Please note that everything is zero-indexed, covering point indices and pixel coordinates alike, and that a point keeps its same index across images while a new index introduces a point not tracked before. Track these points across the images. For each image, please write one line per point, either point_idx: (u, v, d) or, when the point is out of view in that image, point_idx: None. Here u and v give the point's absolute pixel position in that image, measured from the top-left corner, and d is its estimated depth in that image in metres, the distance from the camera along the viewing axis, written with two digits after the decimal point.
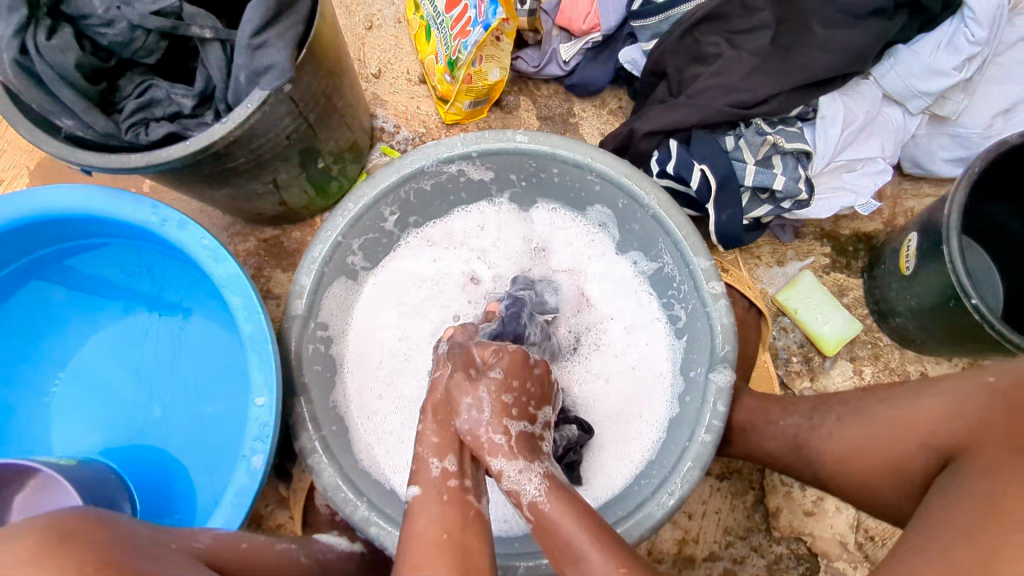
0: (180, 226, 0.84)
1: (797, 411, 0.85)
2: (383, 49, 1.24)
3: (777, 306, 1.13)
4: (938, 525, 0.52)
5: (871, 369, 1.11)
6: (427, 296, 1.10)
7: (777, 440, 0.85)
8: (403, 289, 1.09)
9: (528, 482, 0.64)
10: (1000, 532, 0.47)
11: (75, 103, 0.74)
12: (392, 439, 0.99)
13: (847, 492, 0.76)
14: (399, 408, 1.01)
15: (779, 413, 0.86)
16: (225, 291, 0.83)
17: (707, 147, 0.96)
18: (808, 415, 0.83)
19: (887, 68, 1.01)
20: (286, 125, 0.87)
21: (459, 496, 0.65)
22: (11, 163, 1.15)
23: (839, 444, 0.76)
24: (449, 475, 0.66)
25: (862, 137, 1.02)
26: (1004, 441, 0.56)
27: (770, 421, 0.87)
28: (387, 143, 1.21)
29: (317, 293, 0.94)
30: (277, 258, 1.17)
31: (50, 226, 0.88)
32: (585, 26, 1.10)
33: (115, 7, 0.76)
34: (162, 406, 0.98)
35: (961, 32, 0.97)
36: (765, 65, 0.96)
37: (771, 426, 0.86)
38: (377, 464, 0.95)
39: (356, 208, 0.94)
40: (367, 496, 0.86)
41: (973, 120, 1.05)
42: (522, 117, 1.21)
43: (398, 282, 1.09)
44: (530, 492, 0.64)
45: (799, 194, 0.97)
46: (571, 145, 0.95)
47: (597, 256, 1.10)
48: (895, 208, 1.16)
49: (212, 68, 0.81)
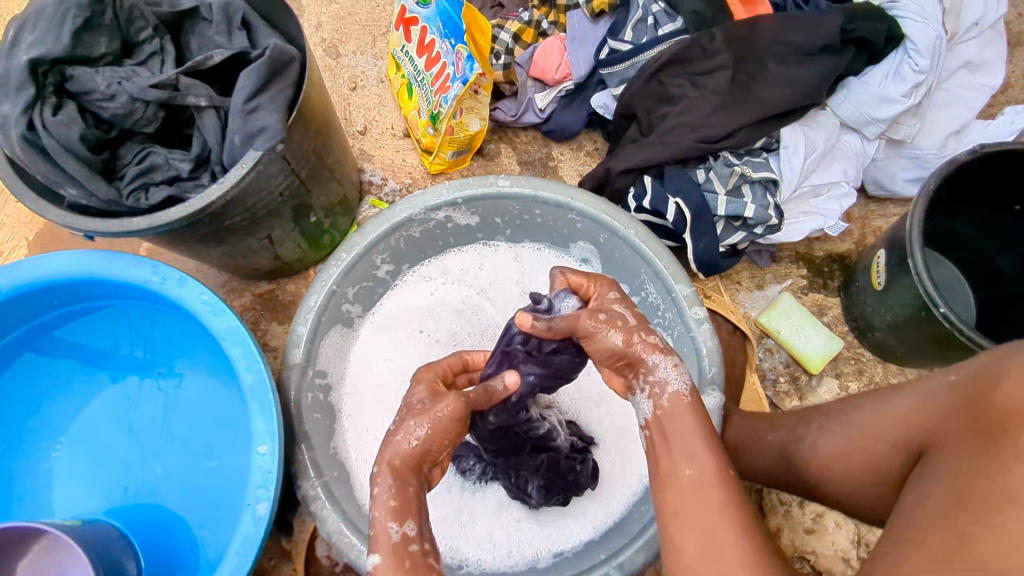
0: (180, 283, 0.87)
1: (783, 425, 0.87)
2: (368, 106, 1.31)
3: (760, 328, 1.17)
4: (912, 517, 0.55)
5: (857, 384, 1.14)
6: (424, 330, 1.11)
7: (767, 455, 0.87)
8: (401, 326, 1.11)
9: (677, 378, 0.67)
10: (974, 518, 0.50)
11: (78, 172, 0.78)
12: None
13: (840, 496, 0.77)
14: None
15: (768, 428, 0.88)
16: (225, 343, 0.85)
17: (680, 181, 1.02)
18: (792, 428, 0.85)
19: (842, 98, 1.09)
20: (280, 181, 0.92)
21: (420, 559, 0.62)
22: (10, 235, 1.19)
23: (826, 449, 0.78)
24: (410, 540, 0.63)
25: (826, 163, 1.08)
26: (966, 431, 0.58)
27: (761, 438, 0.88)
28: (376, 195, 1.27)
29: (314, 341, 0.97)
30: (273, 311, 1.20)
31: (51, 292, 0.91)
32: (557, 76, 1.17)
33: (116, 83, 0.80)
34: (163, 463, 0.99)
35: (906, 62, 1.05)
36: (728, 102, 1.01)
37: (761, 441, 0.88)
38: None
39: (349, 258, 0.99)
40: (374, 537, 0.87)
41: (927, 141, 1.13)
42: (504, 164, 1.27)
43: (396, 316, 1.11)
44: (675, 386, 0.67)
45: (768, 220, 1.01)
46: (551, 186, 1.01)
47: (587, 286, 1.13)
48: (864, 228, 1.22)
49: (208, 132, 0.86)
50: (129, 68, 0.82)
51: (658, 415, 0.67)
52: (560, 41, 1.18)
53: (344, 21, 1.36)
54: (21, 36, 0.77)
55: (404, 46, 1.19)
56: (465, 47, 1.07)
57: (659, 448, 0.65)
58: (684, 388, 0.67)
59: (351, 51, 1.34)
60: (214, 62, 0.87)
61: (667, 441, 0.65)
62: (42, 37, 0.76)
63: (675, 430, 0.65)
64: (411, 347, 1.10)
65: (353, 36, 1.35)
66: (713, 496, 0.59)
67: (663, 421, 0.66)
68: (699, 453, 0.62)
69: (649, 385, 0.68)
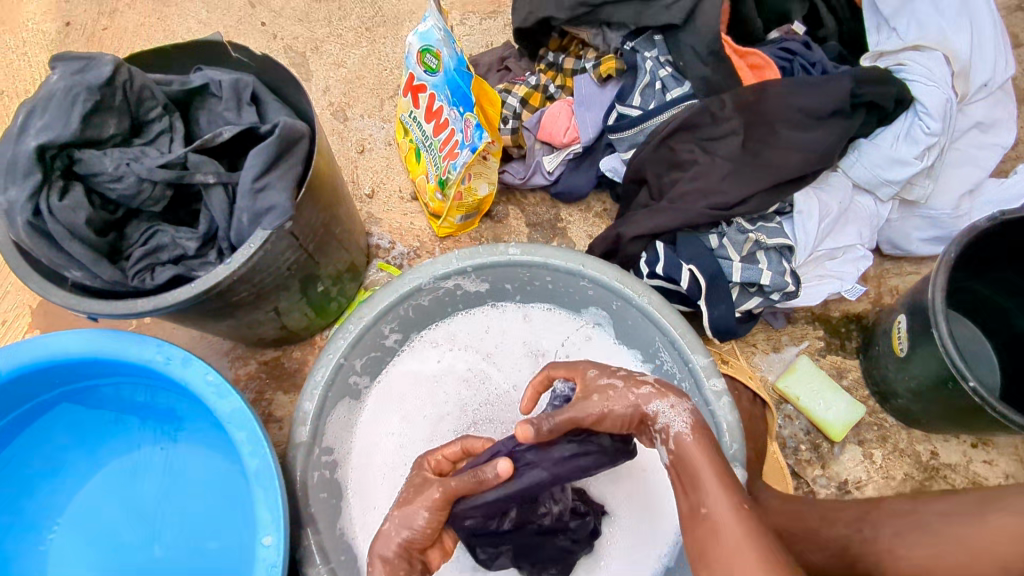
0: (185, 363, 0.85)
1: (842, 520, 0.82)
2: (375, 169, 1.31)
3: (778, 393, 1.14)
4: None
5: (881, 451, 1.10)
6: (431, 399, 1.08)
7: (824, 550, 0.82)
8: (407, 395, 1.07)
9: (679, 419, 0.71)
10: None
11: (83, 257, 0.77)
12: None
13: None
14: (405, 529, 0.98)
15: (822, 521, 0.84)
16: (230, 427, 0.82)
17: (693, 247, 1.00)
18: (855, 525, 0.81)
19: (853, 160, 1.08)
20: (288, 256, 0.90)
21: None
22: (14, 304, 1.17)
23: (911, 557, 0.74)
24: None
25: (841, 225, 1.07)
26: None
27: (812, 530, 0.84)
28: (384, 259, 1.25)
29: (321, 417, 0.95)
30: (278, 379, 1.18)
31: (52, 372, 0.89)
32: (566, 139, 1.17)
33: (125, 164, 0.79)
34: (162, 546, 0.95)
35: (917, 124, 1.05)
36: (739, 168, 1.00)
37: (815, 535, 0.83)
38: None
39: (356, 330, 0.97)
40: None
41: (942, 201, 1.11)
42: (512, 225, 1.26)
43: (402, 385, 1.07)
44: (677, 426, 0.71)
45: (787, 287, 0.98)
46: (562, 254, 1.00)
47: (596, 350, 1.10)
48: (880, 287, 1.20)
49: (215, 209, 0.85)
50: (137, 149, 0.82)
51: (672, 457, 0.71)
52: (568, 105, 1.17)
53: (351, 85, 1.37)
54: (31, 119, 0.76)
55: (412, 112, 1.19)
56: (473, 115, 1.06)
57: (682, 493, 0.69)
58: (686, 426, 0.71)
59: (358, 115, 1.35)
60: (223, 139, 0.87)
61: (684, 479, 0.69)
62: (51, 122, 0.76)
63: (690, 470, 0.69)
64: (417, 418, 1.06)
65: (361, 100, 1.36)
66: (732, 533, 0.62)
67: (677, 461, 0.70)
68: (714, 490, 0.66)
69: (657, 431, 0.73)
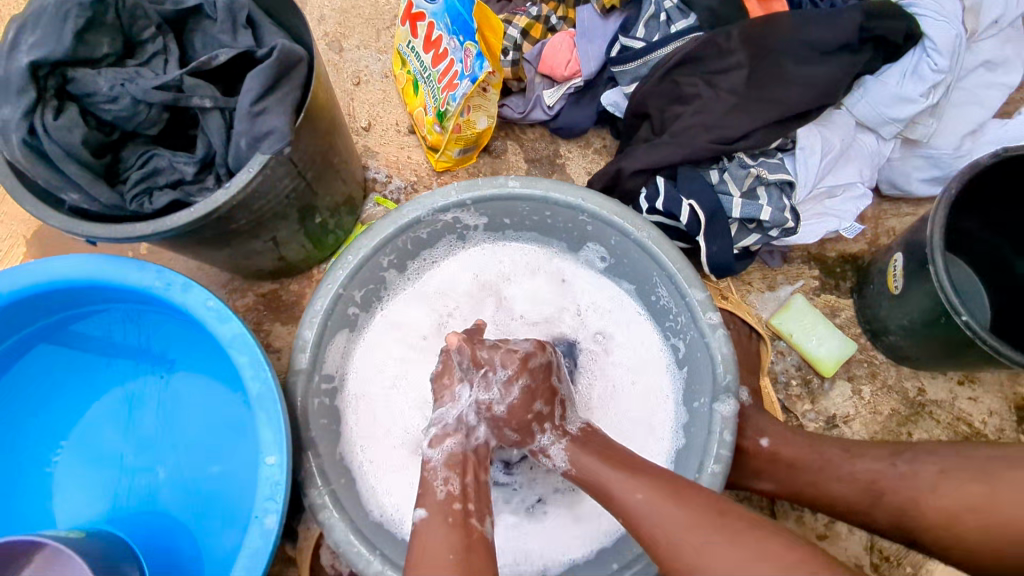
0: (184, 288, 0.86)
1: (869, 454, 0.89)
2: (372, 102, 1.29)
3: (772, 330, 1.15)
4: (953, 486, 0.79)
5: (869, 387, 1.13)
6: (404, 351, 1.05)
7: (846, 483, 0.89)
8: (394, 346, 1.05)
9: None
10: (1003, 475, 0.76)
11: (81, 178, 0.77)
12: (401, 478, 0.97)
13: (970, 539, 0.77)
14: (399, 436, 1.00)
15: (849, 457, 0.90)
16: (231, 350, 0.84)
17: (694, 182, 0.99)
18: (886, 460, 0.87)
19: (858, 97, 1.05)
20: (287, 184, 0.90)
21: None
22: (8, 233, 1.17)
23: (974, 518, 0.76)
24: None
25: (842, 163, 1.05)
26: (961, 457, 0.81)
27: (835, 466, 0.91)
28: (380, 193, 1.24)
29: (320, 346, 0.93)
30: (276, 311, 1.19)
31: (52, 297, 0.90)
32: (566, 73, 1.14)
33: (119, 85, 0.78)
34: (167, 467, 0.99)
35: (924, 61, 1.01)
36: (742, 101, 1.00)
37: (844, 467, 0.90)
38: (382, 503, 0.95)
39: (356, 259, 0.95)
40: (402, 533, 0.93)
41: (943, 141, 1.08)
42: (510, 161, 1.24)
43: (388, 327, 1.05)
44: None
45: (785, 222, 0.99)
46: (563, 187, 0.96)
47: (584, 284, 1.09)
48: (878, 227, 1.19)
49: (211, 132, 0.83)
50: (131, 69, 0.80)
51: None
52: (570, 36, 1.14)
53: (347, 15, 1.34)
54: (22, 36, 0.75)
55: (410, 42, 1.17)
56: (473, 45, 1.04)
57: None
58: None
59: (353, 46, 1.32)
60: (219, 62, 0.84)
61: None
62: (43, 37, 0.74)
63: None
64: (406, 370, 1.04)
65: (356, 31, 1.33)
66: None
67: None
68: None
69: None
